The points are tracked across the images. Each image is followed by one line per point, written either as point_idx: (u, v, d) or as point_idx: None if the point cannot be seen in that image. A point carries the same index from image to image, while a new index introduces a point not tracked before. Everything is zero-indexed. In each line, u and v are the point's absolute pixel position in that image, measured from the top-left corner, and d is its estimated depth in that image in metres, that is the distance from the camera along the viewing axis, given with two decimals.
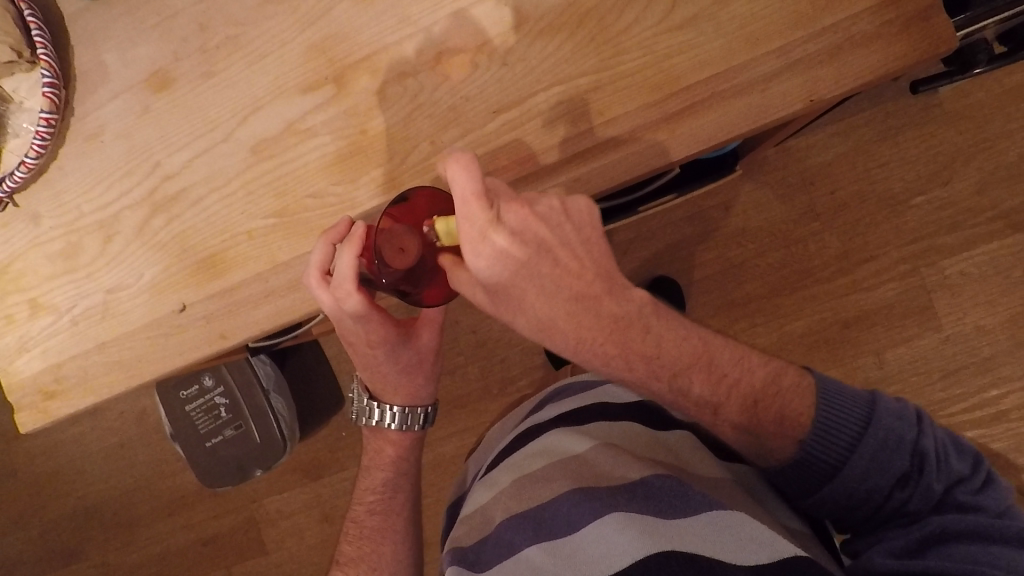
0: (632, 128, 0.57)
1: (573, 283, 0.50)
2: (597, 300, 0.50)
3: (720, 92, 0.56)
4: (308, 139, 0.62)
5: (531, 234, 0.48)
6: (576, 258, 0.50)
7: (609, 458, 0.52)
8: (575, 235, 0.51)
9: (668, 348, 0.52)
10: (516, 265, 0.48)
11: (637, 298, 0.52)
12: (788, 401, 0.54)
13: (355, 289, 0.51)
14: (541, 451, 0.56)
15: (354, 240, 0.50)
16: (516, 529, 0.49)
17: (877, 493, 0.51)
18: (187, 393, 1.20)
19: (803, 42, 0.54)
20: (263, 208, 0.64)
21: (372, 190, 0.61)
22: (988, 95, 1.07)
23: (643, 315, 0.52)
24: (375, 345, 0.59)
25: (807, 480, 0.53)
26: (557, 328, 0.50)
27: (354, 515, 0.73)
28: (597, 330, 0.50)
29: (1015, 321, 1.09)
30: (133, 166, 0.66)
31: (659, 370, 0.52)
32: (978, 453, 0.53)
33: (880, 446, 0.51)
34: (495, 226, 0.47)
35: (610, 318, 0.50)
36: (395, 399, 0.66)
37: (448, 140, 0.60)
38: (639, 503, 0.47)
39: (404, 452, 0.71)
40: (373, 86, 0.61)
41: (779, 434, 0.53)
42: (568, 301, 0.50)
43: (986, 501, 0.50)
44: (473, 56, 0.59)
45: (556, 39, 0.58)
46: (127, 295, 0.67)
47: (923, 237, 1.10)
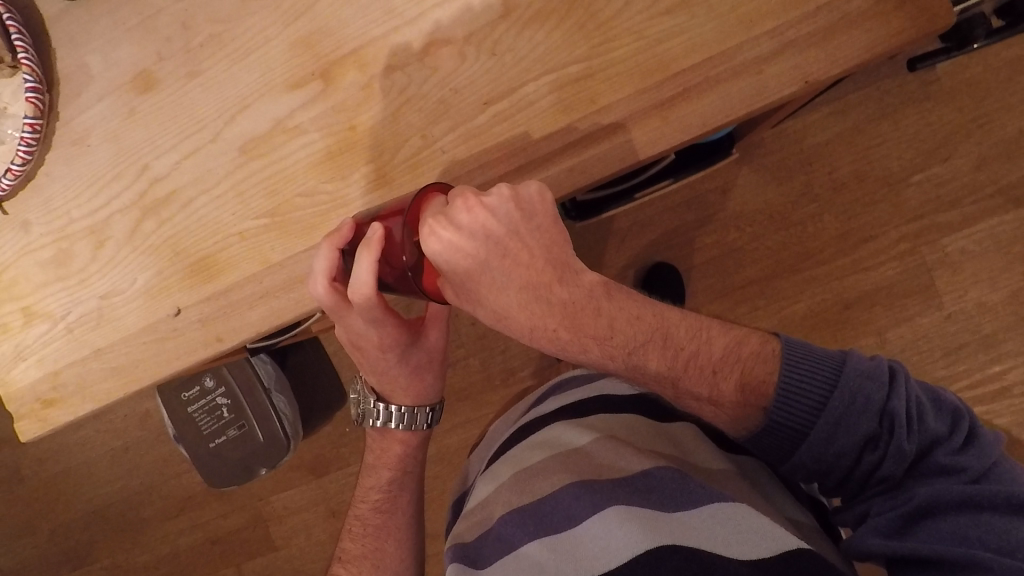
0: (626, 115, 0.56)
1: (526, 273, 0.48)
2: (550, 288, 0.48)
3: (714, 76, 0.54)
4: (297, 136, 0.61)
5: (478, 225, 0.45)
6: (528, 247, 0.47)
7: (610, 450, 0.52)
8: (523, 221, 0.47)
9: (622, 328, 0.49)
10: (467, 259, 0.45)
11: (589, 281, 0.49)
12: (749, 367, 0.50)
13: (371, 295, 0.49)
14: (541, 444, 0.56)
15: (371, 244, 0.46)
16: (517, 523, 0.48)
17: (847, 459, 0.46)
18: (188, 394, 1.20)
19: (799, 22, 0.53)
20: (255, 208, 0.63)
21: (363, 187, 0.60)
22: (987, 69, 1.06)
23: (595, 298, 0.49)
24: (386, 347, 0.58)
25: (777, 449, 0.49)
26: (513, 318, 0.48)
27: (357, 512, 0.72)
28: (550, 318, 0.48)
29: (1016, 298, 1.08)
30: (121, 170, 0.65)
31: (612, 350, 0.49)
32: (962, 406, 0.47)
33: (843, 410, 0.46)
34: (438, 218, 0.44)
35: (563, 305, 0.48)
36: (405, 399, 0.65)
37: (439, 133, 0.59)
38: (639, 497, 0.46)
39: (411, 451, 0.70)
40: (362, 80, 0.60)
41: (739, 403, 0.50)
42: (520, 292, 0.48)
43: (968, 462, 0.45)
44: (462, 48, 0.58)
45: (545, 27, 0.56)
46: (121, 300, 0.67)
47: (921, 215, 1.09)
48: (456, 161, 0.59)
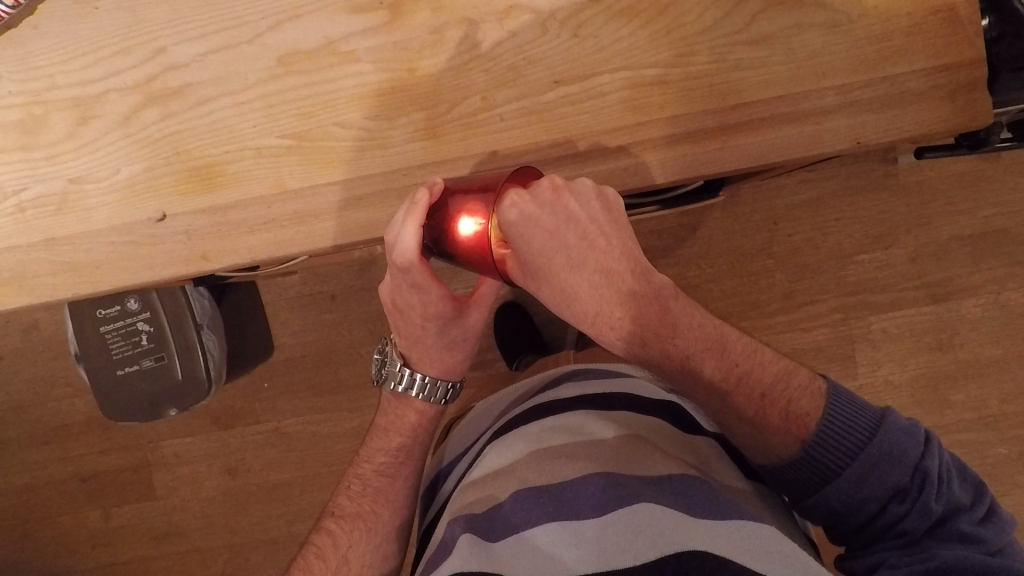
0: (690, 131, 0.57)
1: (600, 258, 0.51)
2: (622, 277, 0.51)
3: (779, 115, 0.57)
4: (346, 63, 0.57)
5: (559, 203, 0.48)
6: (605, 234, 0.51)
7: (638, 449, 0.53)
8: (603, 212, 0.50)
9: (683, 331, 0.53)
10: (545, 233, 0.48)
11: (661, 280, 0.52)
12: (796, 398, 0.54)
13: (414, 259, 0.50)
14: (564, 428, 0.56)
15: (416, 211, 0.48)
16: (535, 504, 0.50)
17: (873, 504, 0.50)
18: (104, 312, 1.07)
19: (864, 86, 0.56)
20: (280, 127, 0.57)
21: (407, 134, 0.57)
22: (941, 175, 1.17)
23: (663, 296, 0.53)
24: (428, 317, 0.57)
25: (806, 483, 0.53)
26: (579, 300, 0.51)
27: (359, 471, 0.68)
28: (616, 307, 0.51)
29: (918, 382, 1.20)
30: (129, 45, 0.57)
31: (671, 352, 0.53)
32: (986, 483, 0.51)
33: (878, 459, 0.50)
34: (521, 193, 0.46)
35: (631, 295, 0.51)
36: (430, 370, 0.63)
37: (501, 100, 0.57)
38: (667, 497, 0.48)
39: (426, 424, 0.67)
40: (431, 24, 0.56)
41: (782, 430, 0.53)
42: (592, 275, 0.51)
43: (987, 534, 0.48)
44: (545, 20, 0.56)
45: (632, 24, 0.56)
46: (93, 190, 0.58)
47: (855, 291, 1.19)
48: (513, 132, 0.57)
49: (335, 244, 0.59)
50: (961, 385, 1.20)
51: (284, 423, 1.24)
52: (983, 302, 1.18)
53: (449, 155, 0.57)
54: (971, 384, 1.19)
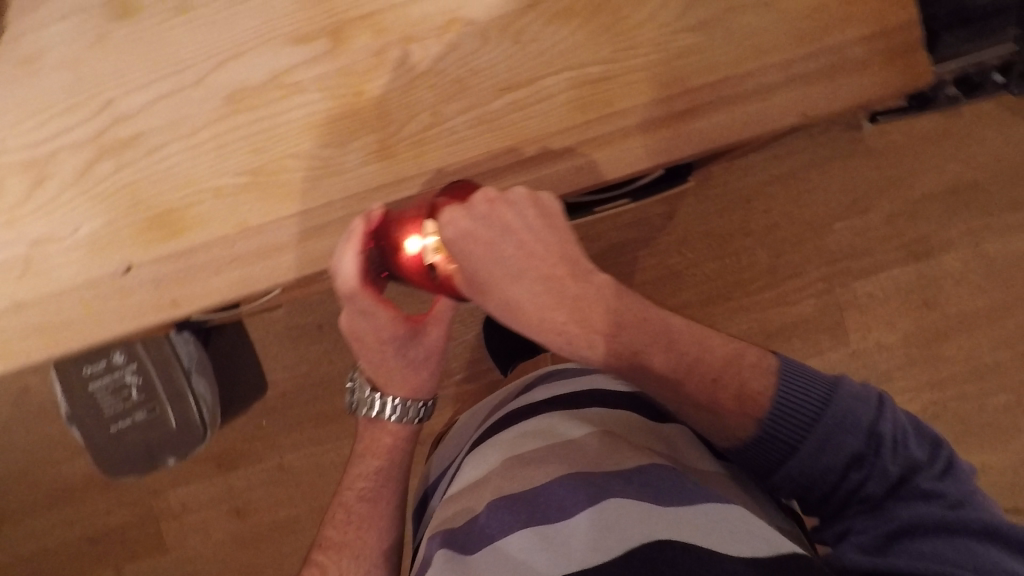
0: (640, 122, 0.57)
1: (538, 265, 0.52)
2: (562, 281, 0.52)
3: (725, 97, 0.57)
4: (294, 94, 0.57)
5: (495, 216, 0.50)
6: (542, 241, 0.52)
7: (607, 444, 0.53)
8: (538, 219, 0.52)
9: (630, 326, 0.52)
10: (484, 246, 0.50)
11: (600, 278, 0.53)
12: (748, 378, 0.53)
13: (355, 284, 0.54)
14: (534, 433, 0.56)
15: (353, 238, 0.52)
16: (508, 512, 0.49)
17: (832, 475, 0.48)
18: (91, 370, 1.06)
19: (805, 59, 0.57)
20: (235, 166, 0.58)
21: (362, 157, 0.57)
22: (905, 136, 1.18)
23: (606, 295, 0.53)
24: (384, 340, 0.60)
25: (766, 462, 0.51)
26: (523, 309, 0.52)
27: (342, 500, 0.67)
28: (558, 311, 0.52)
29: (910, 342, 1.20)
30: (76, 102, 0.57)
31: (619, 349, 0.52)
32: (942, 436, 0.50)
33: (832, 429, 0.48)
34: (456, 208, 0.49)
35: (572, 297, 0.52)
36: (399, 391, 0.64)
37: (451, 113, 0.57)
38: (636, 491, 0.48)
39: (402, 444, 0.67)
40: (373, 47, 0.57)
41: (739, 413, 0.52)
42: (531, 283, 0.52)
43: (948, 488, 0.47)
44: (485, 30, 0.57)
45: (571, 24, 0.57)
46: (57, 249, 0.58)
47: (834, 259, 1.20)
48: (466, 144, 0.57)
49: (302, 274, 0.59)
50: (953, 340, 1.20)
51: (287, 458, 1.23)
52: (963, 255, 1.19)
53: (406, 174, 0.57)
54: (962, 337, 1.20)
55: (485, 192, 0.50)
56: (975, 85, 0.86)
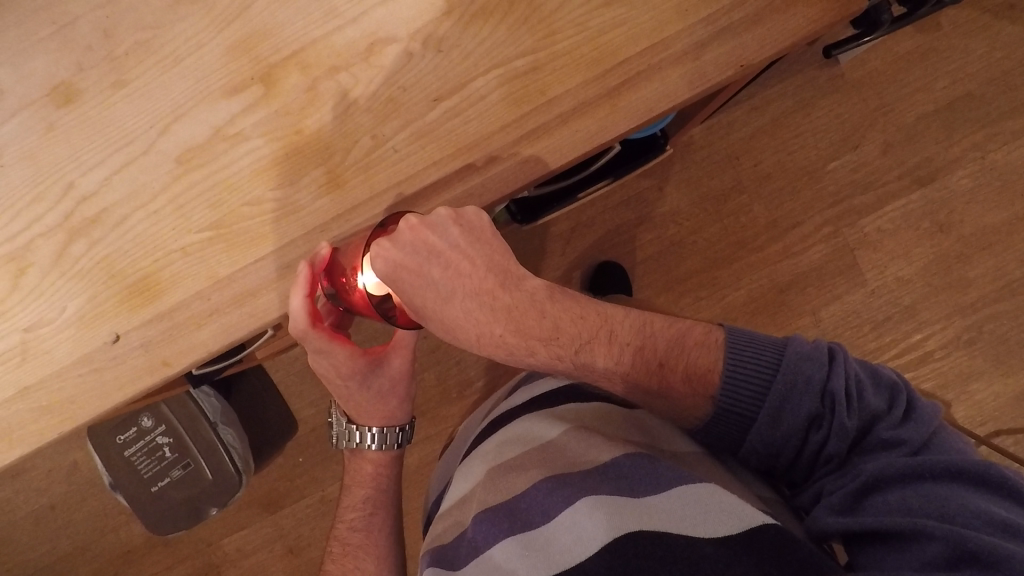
0: (576, 104, 0.57)
1: (468, 282, 0.58)
2: (493, 294, 0.58)
3: (655, 64, 0.57)
4: (238, 143, 0.59)
5: (420, 242, 0.55)
6: (470, 259, 0.57)
7: (580, 441, 0.58)
8: (465, 237, 0.57)
9: (566, 328, 0.58)
10: (412, 273, 0.56)
11: (532, 285, 0.59)
12: (694, 357, 0.56)
13: (305, 327, 0.58)
14: (515, 440, 0.62)
15: (299, 284, 0.55)
16: (493, 523, 0.53)
17: (794, 440, 0.51)
18: (124, 437, 1.11)
19: (730, 10, 0.57)
20: (198, 222, 0.60)
21: (314, 192, 0.59)
22: (883, 62, 1.15)
23: (539, 300, 0.59)
24: (346, 375, 0.65)
25: (733, 434, 0.54)
26: (459, 327, 0.58)
27: (337, 534, 0.73)
28: (494, 323, 0.58)
29: (931, 270, 1.16)
30: (42, 191, 0.60)
31: (558, 351, 0.57)
32: (898, 382, 0.51)
33: (785, 394, 0.50)
34: (384, 241, 0.55)
35: (506, 309, 0.58)
36: (372, 421, 0.70)
37: (390, 133, 0.58)
38: (608, 484, 0.52)
39: (383, 471, 0.75)
40: (305, 83, 0.58)
41: (688, 393, 0.55)
42: (464, 301, 0.58)
43: (907, 435, 0.47)
44: (407, 46, 0.58)
45: (490, 22, 0.57)
46: (50, 331, 0.61)
47: (835, 201, 1.16)
48: (410, 160, 0.58)
49: (280, 314, 0.60)
50: (974, 260, 1.16)
51: (329, 490, 1.25)
52: (968, 171, 1.15)
53: (357, 200, 0.59)
54: (984, 255, 1.16)
55: (412, 220, 0.55)
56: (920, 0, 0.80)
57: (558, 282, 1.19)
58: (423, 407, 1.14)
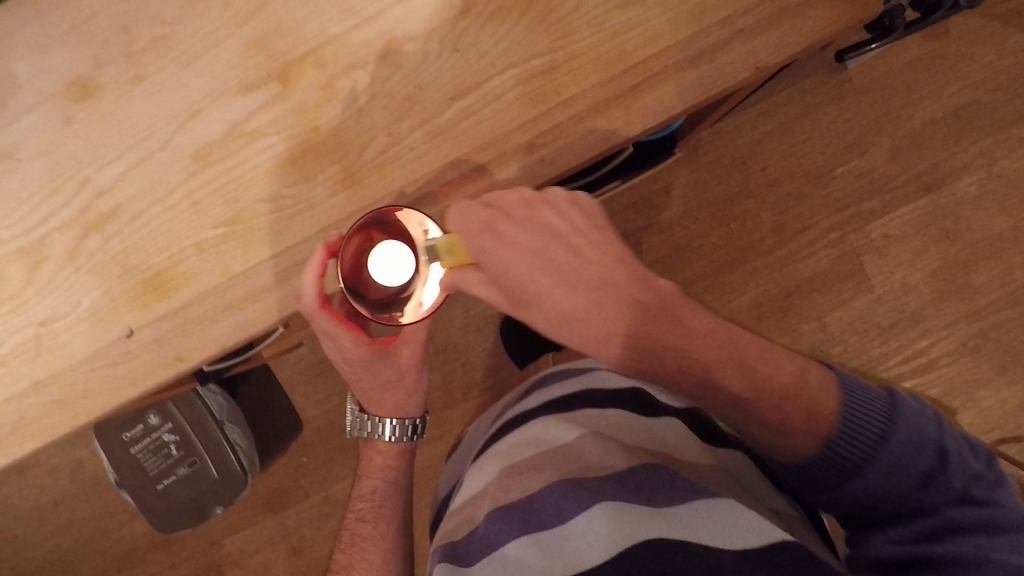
0: (591, 105, 0.58)
1: (590, 277, 0.54)
2: (617, 289, 0.54)
3: (670, 66, 0.57)
4: (254, 140, 0.59)
5: (536, 217, 0.55)
6: (590, 247, 0.56)
7: (597, 447, 0.58)
8: (581, 222, 0.57)
9: (696, 335, 0.53)
10: (527, 249, 0.54)
11: (662, 288, 0.55)
12: (809, 395, 0.53)
13: (315, 309, 0.58)
14: (530, 441, 0.62)
15: (313, 264, 0.56)
16: (505, 521, 0.53)
17: (895, 493, 0.49)
18: (130, 434, 1.10)
19: (745, 13, 0.57)
20: (212, 218, 0.60)
21: (329, 189, 0.59)
22: (893, 68, 1.15)
23: (669, 305, 0.54)
24: (351, 360, 0.65)
25: (828, 479, 0.51)
26: (576, 317, 0.54)
27: (346, 523, 0.74)
28: (617, 316, 0.53)
29: (938, 276, 1.16)
30: (58, 185, 0.60)
31: (686, 356, 0.53)
32: (988, 451, 0.52)
33: (899, 448, 0.49)
34: (500, 209, 0.55)
35: (632, 305, 0.53)
36: (382, 410, 0.71)
37: (405, 131, 0.58)
38: (625, 491, 0.52)
39: (394, 462, 0.75)
40: (322, 81, 0.58)
41: (802, 432, 0.52)
42: (584, 293, 0.54)
43: (996, 499, 0.49)
44: (424, 45, 0.58)
45: (507, 22, 0.57)
46: (63, 325, 0.61)
47: (841, 208, 1.16)
48: (425, 159, 0.58)
49: (294, 311, 0.60)
50: (982, 267, 1.16)
51: (333, 490, 1.25)
52: (976, 178, 1.15)
53: (370, 198, 0.59)
54: (992, 262, 1.16)
55: (531, 196, 0.56)
56: (933, 4, 0.82)
57: None
58: (428, 408, 1.14)
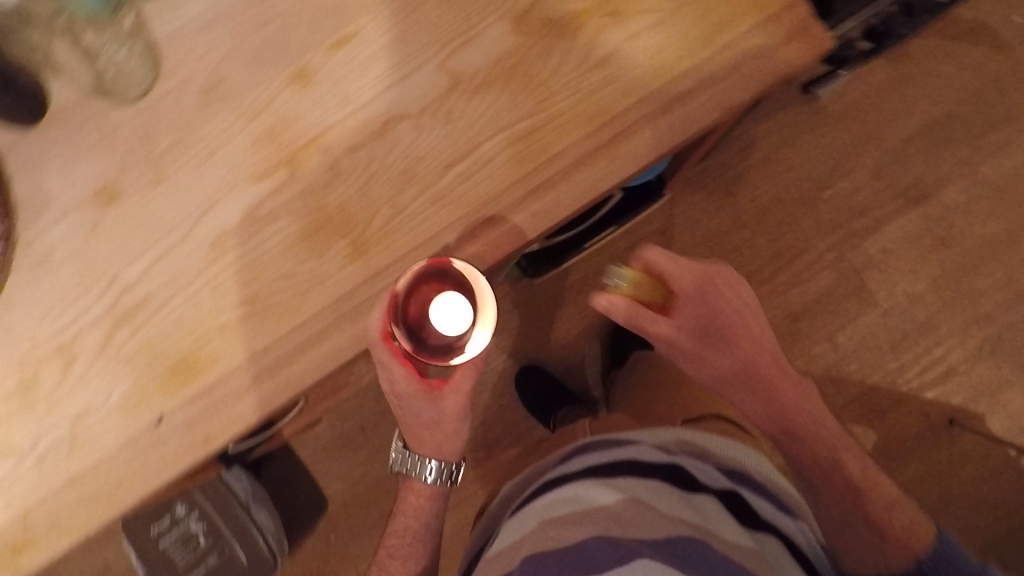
0: (577, 158, 0.62)
1: (739, 352, 0.73)
2: (752, 366, 0.73)
3: (646, 114, 0.62)
4: (268, 223, 0.63)
5: (716, 296, 0.71)
6: (751, 330, 0.73)
7: (635, 511, 0.59)
8: (749, 309, 0.73)
9: (802, 415, 0.73)
10: (701, 316, 0.71)
11: (789, 379, 0.74)
12: (904, 517, 0.70)
13: (376, 343, 0.62)
14: (568, 499, 0.63)
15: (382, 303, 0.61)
16: (541, 566, 0.54)
17: None
18: (157, 527, 1.08)
19: (708, 60, 0.62)
20: (233, 299, 0.63)
21: (340, 260, 0.62)
22: (860, 93, 1.21)
23: (792, 389, 0.73)
24: (400, 395, 0.69)
25: None
26: (720, 372, 0.73)
27: (380, 555, 0.79)
28: (745, 382, 0.73)
29: (941, 285, 1.18)
30: (89, 284, 0.64)
31: (785, 419, 0.73)
32: None
33: None
34: (693, 278, 0.71)
35: (759, 379, 0.73)
36: (425, 447, 0.75)
37: (407, 200, 0.62)
38: (664, 558, 0.53)
39: (430, 504, 0.78)
40: (327, 163, 0.63)
41: (897, 541, 0.68)
42: (730, 358, 0.73)
43: None
44: (417, 121, 0.63)
45: (492, 92, 0.63)
46: (96, 418, 0.63)
47: (837, 229, 1.20)
48: (427, 223, 0.62)
49: (317, 378, 0.63)
50: (982, 271, 1.18)
51: (364, 567, 1.22)
52: (962, 187, 1.19)
53: (381, 266, 0.62)
54: (990, 265, 1.18)
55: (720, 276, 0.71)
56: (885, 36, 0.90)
57: (576, 334, 1.21)
58: None
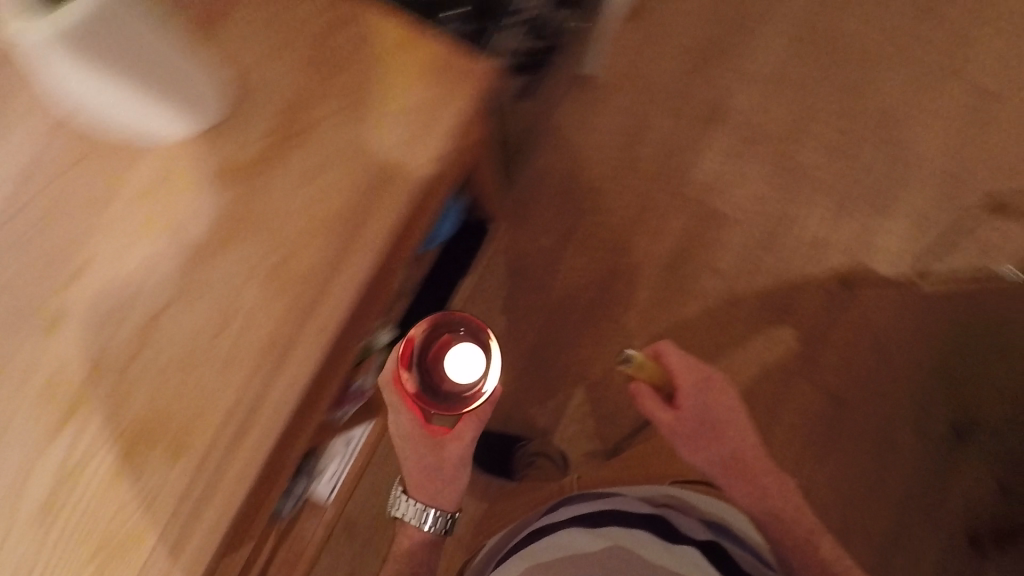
0: (333, 260, 0.64)
1: (725, 444, 0.90)
2: (734, 454, 0.89)
3: (375, 194, 0.65)
4: (79, 474, 0.61)
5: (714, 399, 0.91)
6: (736, 428, 0.91)
7: (615, 565, 0.73)
8: (742, 419, 0.92)
9: (772, 489, 0.88)
10: (694, 417, 0.90)
11: (767, 463, 0.90)
12: (838, 572, 0.83)
13: (389, 382, 0.77)
14: (559, 547, 0.77)
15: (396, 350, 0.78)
16: None
17: None
18: None
19: (403, 124, 0.66)
20: (77, 565, 0.60)
21: (165, 467, 0.61)
22: None
23: (769, 471, 0.89)
24: (408, 436, 0.82)
25: None
26: (704, 456, 0.89)
27: None
28: (723, 462, 0.89)
29: None
30: None
31: (756, 492, 0.88)
32: None
33: None
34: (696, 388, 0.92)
35: (737, 459, 0.89)
36: (421, 489, 0.86)
37: (200, 380, 0.62)
38: None
39: (429, 542, 0.89)
40: (107, 388, 0.62)
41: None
42: (714, 446, 0.89)
43: None
44: (175, 305, 0.63)
45: (229, 247, 0.64)
46: None
47: (646, 200, 1.40)
48: (230, 389, 0.62)
49: None
50: None
51: None
52: None
53: (206, 451, 0.61)
54: None
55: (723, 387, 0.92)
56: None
57: None
58: None
